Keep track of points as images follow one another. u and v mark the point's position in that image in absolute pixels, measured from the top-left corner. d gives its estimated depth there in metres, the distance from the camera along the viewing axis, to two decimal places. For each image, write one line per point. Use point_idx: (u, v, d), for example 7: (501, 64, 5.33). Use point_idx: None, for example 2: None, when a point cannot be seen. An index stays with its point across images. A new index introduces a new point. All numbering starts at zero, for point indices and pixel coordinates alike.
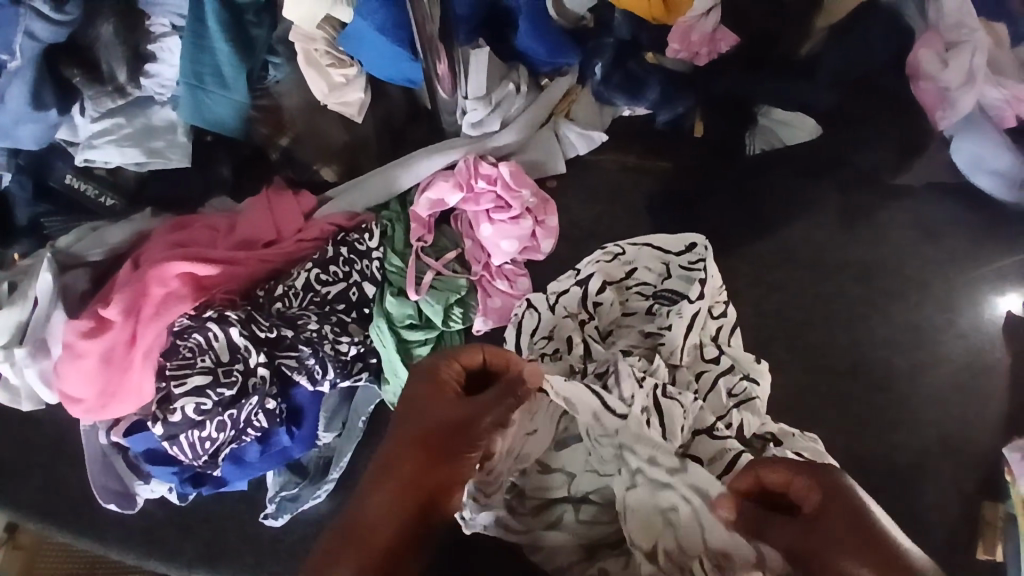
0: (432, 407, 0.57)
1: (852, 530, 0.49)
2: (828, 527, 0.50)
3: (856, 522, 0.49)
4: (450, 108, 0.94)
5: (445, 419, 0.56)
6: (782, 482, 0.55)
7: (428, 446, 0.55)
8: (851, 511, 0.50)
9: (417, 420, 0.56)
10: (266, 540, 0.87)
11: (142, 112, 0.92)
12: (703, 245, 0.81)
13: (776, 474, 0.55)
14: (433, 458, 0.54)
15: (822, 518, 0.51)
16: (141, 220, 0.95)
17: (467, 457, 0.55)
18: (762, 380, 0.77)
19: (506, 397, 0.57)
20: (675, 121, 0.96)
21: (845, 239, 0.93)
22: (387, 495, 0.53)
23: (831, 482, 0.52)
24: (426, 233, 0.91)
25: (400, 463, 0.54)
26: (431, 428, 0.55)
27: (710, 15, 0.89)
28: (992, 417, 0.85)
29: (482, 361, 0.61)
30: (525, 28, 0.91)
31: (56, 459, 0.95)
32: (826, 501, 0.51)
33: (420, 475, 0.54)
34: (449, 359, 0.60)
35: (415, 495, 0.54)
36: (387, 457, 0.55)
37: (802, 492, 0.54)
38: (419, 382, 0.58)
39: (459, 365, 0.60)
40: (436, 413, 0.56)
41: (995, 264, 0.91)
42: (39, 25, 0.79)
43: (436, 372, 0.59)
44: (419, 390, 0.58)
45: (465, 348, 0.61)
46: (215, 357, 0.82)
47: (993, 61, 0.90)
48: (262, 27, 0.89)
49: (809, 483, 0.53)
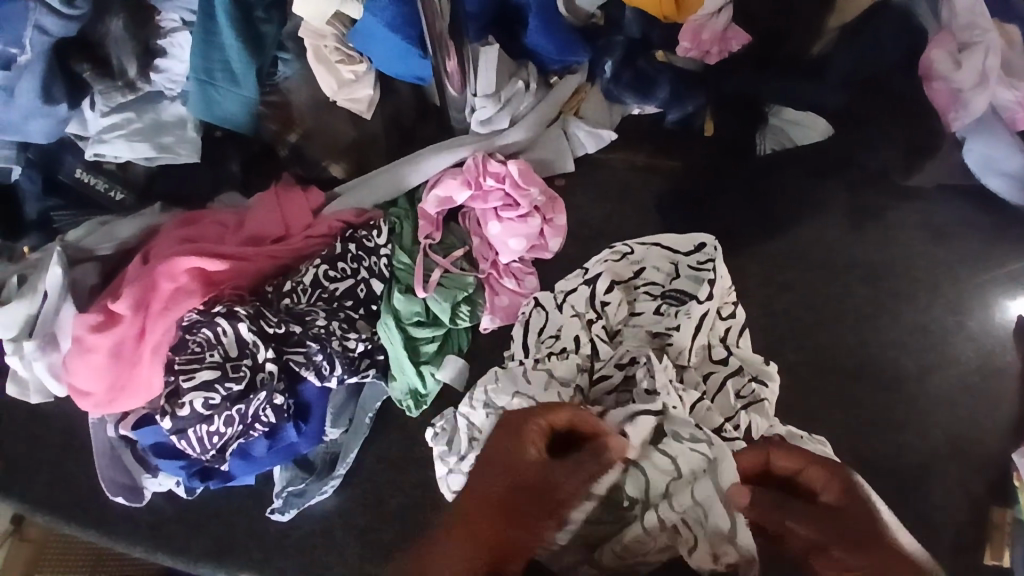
0: (516, 465, 0.64)
1: (860, 520, 0.60)
2: (843, 517, 0.60)
3: (848, 505, 0.62)
4: (459, 105, 0.95)
5: (528, 477, 0.63)
6: (794, 467, 0.64)
7: (506, 506, 0.62)
8: (850, 496, 0.62)
9: (504, 468, 0.64)
10: (273, 535, 0.87)
11: (152, 107, 0.92)
12: (712, 246, 0.81)
13: (788, 459, 0.64)
14: (512, 509, 0.62)
15: (838, 509, 0.61)
16: (150, 214, 0.95)
17: (544, 517, 0.62)
18: (772, 382, 0.76)
19: (584, 471, 0.63)
20: (685, 119, 0.96)
21: (854, 241, 0.93)
22: (468, 532, 0.62)
23: (839, 475, 0.63)
24: (434, 231, 0.91)
25: (483, 507, 0.63)
26: (515, 480, 0.63)
27: (721, 13, 0.89)
28: (1001, 421, 0.84)
29: (568, 423, 0.67)
30: (535, 26, 0.90)
31: (64, 452, 0.95)
32: (843, 495, 0.62)
33: (496, 522, 0.62)
34: (538, 419, 0.66)
35: (491, 538, 0.61)
36: (473, 496, 0.64)
37: (816, 482, 0.63)
38: (512, 434, 0.66)
39: (549, 423, 0.66)
40: (520, 466, 0.64)
41: (1005, 267, 0.91)
42: (50, 20, 0.79)
43: (523, 432, 0.65)
44: (508, 440, 0.65)
45: (555, 409, 0.67)
46: (223, 352, 0.82)
47: (1006, 62, 0.89)
48: (271, 23, 0.89)
49: (827, 477, 0.63)
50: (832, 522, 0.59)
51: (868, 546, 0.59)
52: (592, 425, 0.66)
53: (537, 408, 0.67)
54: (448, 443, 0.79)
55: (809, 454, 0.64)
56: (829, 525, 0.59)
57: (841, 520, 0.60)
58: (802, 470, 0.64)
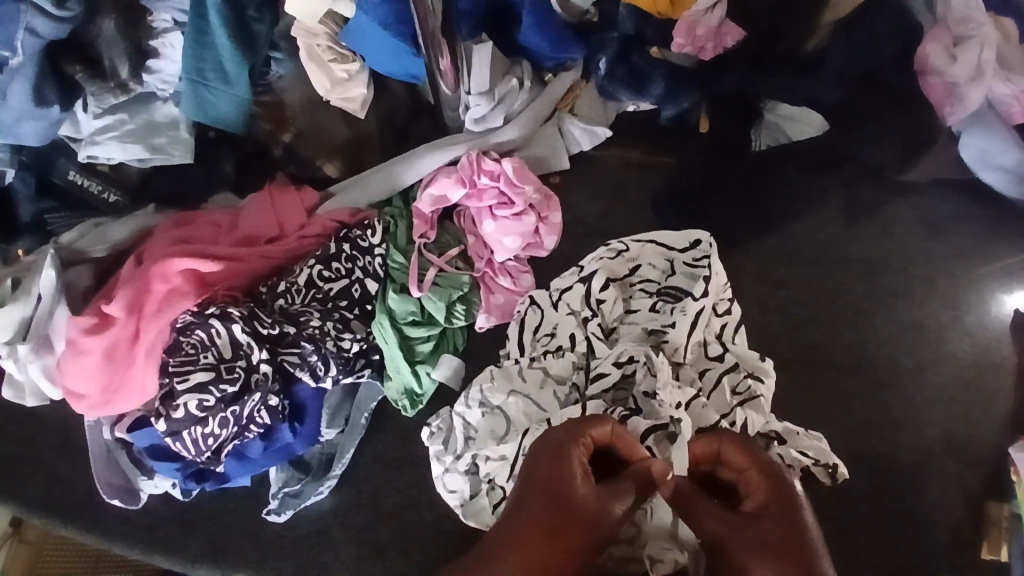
0: (560, 487, 0.60)
1: (778, 531, 0.57)
2: (759, 522, 0.58)
3: (784, 525, 0.58)
4: (453, 103, 0.93)
5: (578, 504, 0.60)
6: (739, 466, 0.63)
7: (554, 534, 0.59)
8: (786, 515, 0.58)
9: (550, 494, 0.60)
10: (269, 536, 0.87)
11: (145, 108, 0.92)
12: (707, 243, 0.81)
13: (739, 458, 0.63)
14: (562, 538, 0.59)
15: (757, 514, 0.59)
16: (144, 215, 0.95)
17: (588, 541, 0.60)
18: (767, 378, 0.76)
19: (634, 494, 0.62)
20: (680, 116, 0.95)
21: (850, 236, 0.93)
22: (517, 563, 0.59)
23: (780, 485, 0.60)
24: (428, 230, 0.91)
25: (530, 535, 0.59)
26: (563, 507, 0.60)
27: (716, 8, 0.88)
28: (999, 417, 0.84)
29: (607, 438, 0.65)
30: (528, 23, 0.89)
31: (60, 455, 0.95)
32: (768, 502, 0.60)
33: (546, 551, 0.59)
34: (580, 437, 0.63)
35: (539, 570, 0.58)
36: (520, 521, 0.60)
37: (751, 484, 0.62)
38: (557, 454, 0.62)
39: (590, 439, 0.64)
40: (568, 495, 0.60)
41: (1002, 261, 0.91)
42: (41, 22, 0.78)
43: (567, 453, 0.62)
44: (552, 460, 0.62)
45: (594, 423, 0.64)
46: (217, 354, 0.82)
47: (1001, 55, 0.89)
48: (264, 22, 0.88)
49: (763, 480, 0.61)
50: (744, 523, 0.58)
51: (777, 551, 0.56)
52: (629, 441, 0.65)
53: (578, 421, 0.64)
54: (444, 443, 0.78)
55: (758, 457, 0.63)
56: (738, 527, 0.58)
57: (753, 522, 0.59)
58: (745, 470, 0.63)
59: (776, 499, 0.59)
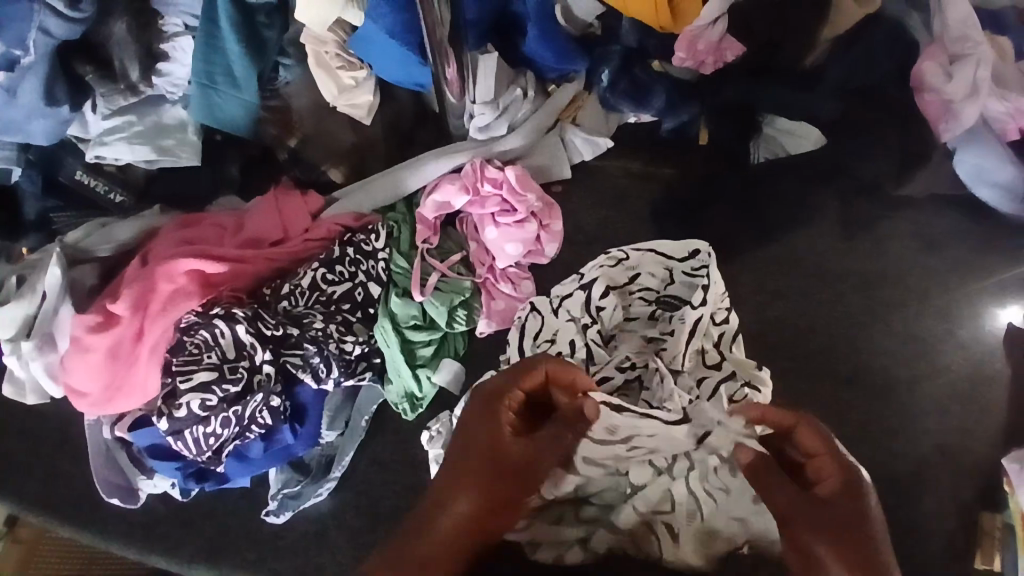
0: (486, 432, 0.64)
1: (846, 524, 0.58)
2: (827, 505, 0.59)
3: (848, 522, 0.58)
4: (457, 112, 0.95)
5: (508, 454, 0.63)
6: (812, 449, 0.62)
7: (480, 475, 0.62)
8: (855, 511, 0.58)
9: (480, 442, 0.63)
10: (267, 536, 0.88)
11: (153, 110, 0.93)
12: (706, 253, 0.81)
13: (811, 441, 0.62)
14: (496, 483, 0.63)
15: (824, 497, 0.60)
16: (150, 216, 0.96)
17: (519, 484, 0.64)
18: (763, 388, 0.77)
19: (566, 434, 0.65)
20: (681, 128, 0.97)
21: (846, 249, 0.94)
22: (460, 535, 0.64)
23: (851, 480, 0.60)
24: (431, 236, 0.92)
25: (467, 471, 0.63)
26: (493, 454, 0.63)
27: (718, 23, 0.88)
28: (992, 428, 0.85)
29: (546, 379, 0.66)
30: (534, 34, 0.91)
31: (60, 451, 0.96)
32: (842, 491, 0.59)
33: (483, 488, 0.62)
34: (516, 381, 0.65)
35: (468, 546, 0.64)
36: (454, 465, 0.64)
37: (822, 471, 0.62)
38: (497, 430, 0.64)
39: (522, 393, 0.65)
40: (498, 442, 0.63)
41: (997, 275, 0.92)
42: (54, 23, 0.79)
43: (500, 399, 0.65)
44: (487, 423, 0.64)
45: (533, 365, 0.66)
46: (221, 354, 0.83)
47: (996, 74, 0.90)
48: (273, 29, 0.89)
49: (833, 468, 0.61)
50: (808, 505, 0.59)
51: (847, 550, 0.57)
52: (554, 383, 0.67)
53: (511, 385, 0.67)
54: (443, 447, 0.79)
55: (835, 445, 0.62)
56: (802, 508, 0.59)
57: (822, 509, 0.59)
58: (818, 457, 0.62)
59: (841, 495, 0.59)
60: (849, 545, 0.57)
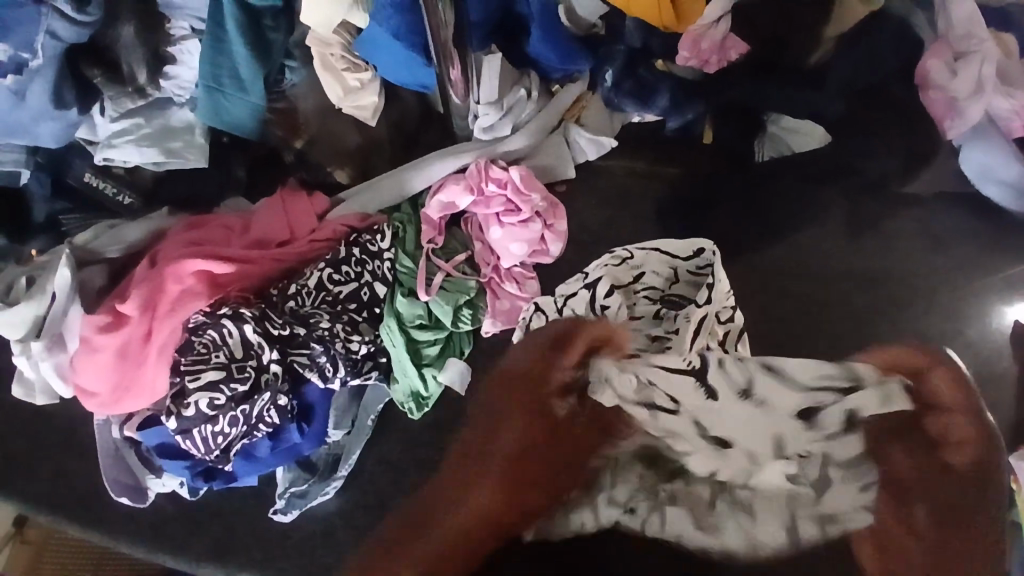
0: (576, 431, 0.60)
1: (937, 492, 0.48)
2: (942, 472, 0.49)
3: (968, 489, 0.49)
4: (462, 112, 0.96)
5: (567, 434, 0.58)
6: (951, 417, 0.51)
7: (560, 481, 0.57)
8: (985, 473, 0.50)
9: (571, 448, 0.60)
10: (275, 536, 0.88)
11: (161, 112, 0.95)
12: (710, 251, 0.82)
13: (946, 395, 0.52)
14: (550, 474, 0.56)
15: (964, 473, 0.49)
16: (159, 217, 0.97)
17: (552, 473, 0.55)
18: None
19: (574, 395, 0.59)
20: (685, 127, 0.97)
21: (851, 248, 0.94)
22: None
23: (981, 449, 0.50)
24: (436, 236, 0.93)
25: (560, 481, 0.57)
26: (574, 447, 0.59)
27: (721, 22, 0.88)
28: None
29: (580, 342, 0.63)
30: (537, 34, 0.91)
31: (71, 452, 0.97)
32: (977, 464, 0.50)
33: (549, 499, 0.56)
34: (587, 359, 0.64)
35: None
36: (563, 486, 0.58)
37: (950, 433, 0.50)
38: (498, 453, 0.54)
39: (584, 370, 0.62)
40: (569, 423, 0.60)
41: (1004, 273, 0.92)
42: (61, 25, 0.80)
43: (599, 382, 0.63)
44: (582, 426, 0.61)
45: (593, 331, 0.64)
46: (228, 353, 0.83)
47: (1003, 71, 0.89)
48: (279, 31, 0.90)
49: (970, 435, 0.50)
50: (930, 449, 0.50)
51: (955, 520, 0.48)
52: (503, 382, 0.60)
53: (516, 371, 0.60)
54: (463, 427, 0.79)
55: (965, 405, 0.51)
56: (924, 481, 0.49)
57: (929, 486, 0.49)
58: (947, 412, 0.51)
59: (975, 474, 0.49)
60: (951, 512, 0.48)
